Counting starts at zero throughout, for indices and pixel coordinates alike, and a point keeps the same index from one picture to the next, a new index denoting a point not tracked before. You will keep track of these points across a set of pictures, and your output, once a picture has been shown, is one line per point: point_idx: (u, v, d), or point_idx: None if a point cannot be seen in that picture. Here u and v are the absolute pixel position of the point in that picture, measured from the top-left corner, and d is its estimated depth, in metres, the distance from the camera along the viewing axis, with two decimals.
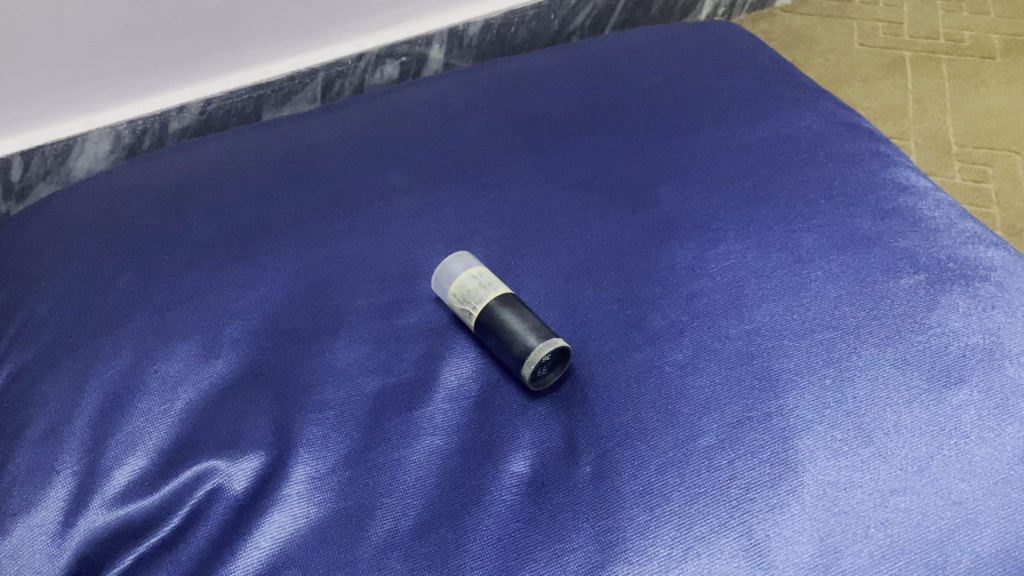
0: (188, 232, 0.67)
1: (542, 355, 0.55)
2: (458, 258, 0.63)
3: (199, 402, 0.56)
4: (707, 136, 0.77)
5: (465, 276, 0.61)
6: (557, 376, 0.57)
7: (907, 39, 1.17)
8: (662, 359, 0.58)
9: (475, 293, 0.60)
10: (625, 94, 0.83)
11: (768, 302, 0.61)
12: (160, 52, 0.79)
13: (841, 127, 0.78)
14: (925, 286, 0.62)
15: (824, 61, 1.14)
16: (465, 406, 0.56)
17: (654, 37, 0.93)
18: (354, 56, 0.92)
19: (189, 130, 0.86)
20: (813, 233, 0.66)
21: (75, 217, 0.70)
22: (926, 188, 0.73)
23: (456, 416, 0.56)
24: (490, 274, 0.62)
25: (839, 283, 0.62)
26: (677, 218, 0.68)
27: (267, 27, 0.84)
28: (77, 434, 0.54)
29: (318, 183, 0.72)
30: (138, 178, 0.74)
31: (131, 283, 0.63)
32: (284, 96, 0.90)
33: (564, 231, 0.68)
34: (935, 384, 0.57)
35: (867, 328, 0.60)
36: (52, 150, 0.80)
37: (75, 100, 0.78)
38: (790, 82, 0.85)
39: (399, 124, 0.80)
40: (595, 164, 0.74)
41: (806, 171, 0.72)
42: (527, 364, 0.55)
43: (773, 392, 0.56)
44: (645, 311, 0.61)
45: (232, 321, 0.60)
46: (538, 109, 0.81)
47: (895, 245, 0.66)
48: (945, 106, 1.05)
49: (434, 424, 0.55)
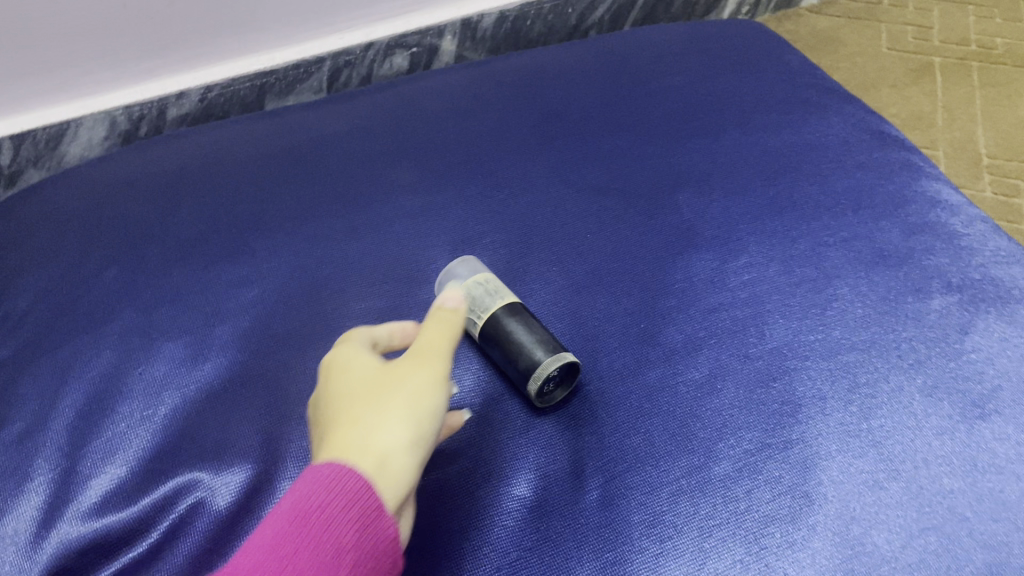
0: (182, 226, 0.64)
1: (551, 369, 0.51)
2: (464, 263, 0.60)
3: (184, 409, 0.53)
4: (729, 140, 0.73)
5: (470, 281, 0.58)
6: (559, 393, 0.54)
7: (937, 44, 1.12)
8: (676, 378, 0.55)
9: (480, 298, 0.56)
10: (643, 94, 0.79)
11: (790, 319, 0.58)
12: (160, 35, 0.76)
13: (870, 135, 0.74)
14: (959, 307, 0.59)
15: (851, 65, 1.10)
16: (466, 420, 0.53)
17: (677, 35, 0.90)
18: (362, 45, 0.88)
19: (188, 117, 0.83)
20: (839, 247, 0.63)
21: (63, 206, 0.67)
22: (958, 201, 0.69)
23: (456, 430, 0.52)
24: (497, 280, 0.59)
25: (867, 301, 0.59)
26: (696, 227, 0.65)
27: (273, 14, 0.80)
28: (54, 437, 0.51)
29: (319, 179, 0.69)
30: (132, 168, 0.71)
31: (118, 278, 0.60)
32: (288, 85, 0.87)
33: (576, 238, 0.64)
34: (966, 416, 0.53)
35: (896, 352, 0.56)
36: (44, 135, 0.76)
37: (69, 83, 0.75)
38: (818, 85, 0.81)
39: (408, 119, 0.77)
40: (610, 167, 0.71)
41: (833, 181, 0.69)
42: (532, 381, 0.52)
43: (794, 418, 0.52)
44: (659, 326, 0.58)
45: (223, 322, 0.57)
46: (552, 108, 0.77)
47: (927, 263, 0.62)
48: (976, 116, 1.01)
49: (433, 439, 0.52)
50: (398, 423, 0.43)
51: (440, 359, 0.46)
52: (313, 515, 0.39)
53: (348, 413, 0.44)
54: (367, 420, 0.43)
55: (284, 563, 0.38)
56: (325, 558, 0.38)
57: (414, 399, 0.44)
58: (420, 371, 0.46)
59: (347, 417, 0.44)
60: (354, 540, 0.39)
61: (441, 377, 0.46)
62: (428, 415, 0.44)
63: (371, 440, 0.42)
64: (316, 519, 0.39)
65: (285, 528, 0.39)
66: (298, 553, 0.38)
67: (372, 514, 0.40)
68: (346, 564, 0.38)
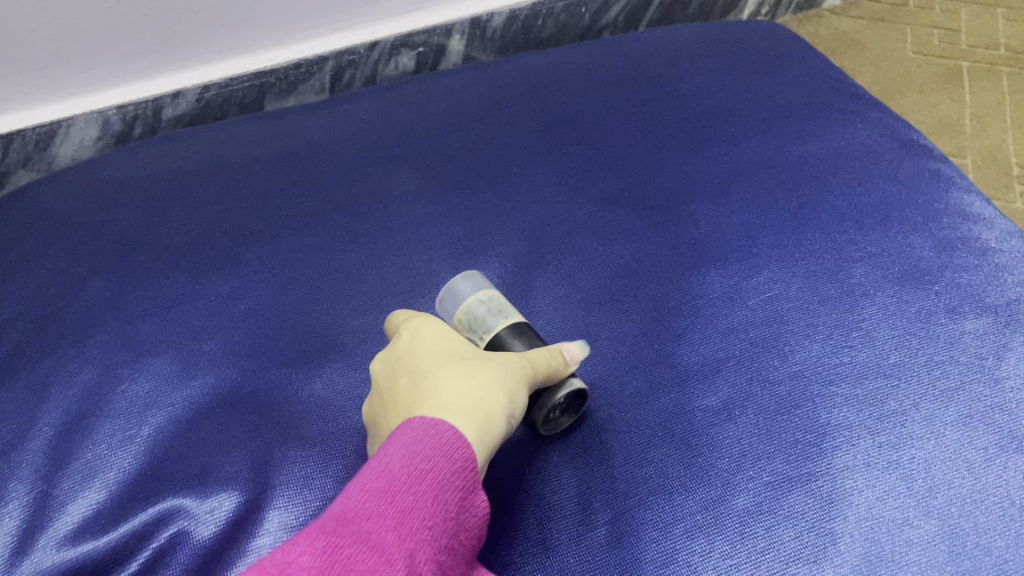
0: (172, 234, 0.62)
1: (556, 399, 0.48)
2: (466, 277, 0.56)
3: (169, 430, 0.50)
4: (748, 148, 0.70)
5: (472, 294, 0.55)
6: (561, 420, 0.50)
7: (965, 49, 1.06)
8: (692, 404, 0.51)
9: (482, 313, 0.53)
10: (658, 98, 0.76)
11: (813, 341, 0.54)
12: (154, 33, 0.73)
13: (898, 144, 0.71)
14: (993, 330, 0.55)
15: (875, 70, 1.04)
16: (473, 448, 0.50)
17: (694, 37, 0.86)
18: (366, 44, 0.85)
19: (184, 117, 0.80)
20: (865, 264, 0.59)
21: (49, 211, 0.64)
22: (991, 215, 0.65)
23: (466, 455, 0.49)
24: (501, 297, 0.55)
25: (895, 323, 0.55)
26: (714, 242, 0.61)
27: (272, 10, 0.77)
28: (30, 458, 0.49)
29: (318, 184, 0.67)
30: (125, 172, 0.68)
31: (104, 289, 0.58)
32: (289, 85, 0.84)
33: (587, 250, 0.61)
34: (1002, 450, 0.50)
35: (926, 378, 0.52)
36: (34, 135, 0.74)
37: (61, 82, 0.73)
38: (842, 91, 0.78)
39: (413, 124, 0.73)
40: (623, 175, 0.67)
41: (859, 193, 0.65)
42: (539, 409, 0.48)
43: (820, 449, 0.49)
44: (674, 347, 0.54)
45: (213, 337, 0.55)
46: (562, 112, 0.74)
47: (960, 281, 0.58)
48: (1006, 125, 0.96)
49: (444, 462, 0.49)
50: (505, 401, 0.44)
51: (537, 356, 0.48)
52: (426, 475, 0.38)
53: (455, 376, 0.44)
54: (475, 387, 0.44)
55: (399, 517, 0.36)
56: (435, 519, 0.37)
57: (521, 389, 0.45)
58: (536, 369, 0.47)
59: (450, 376, 0.44)
60: (455, 511, 0.38)
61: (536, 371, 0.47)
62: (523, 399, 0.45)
63: (477, 407, 0.43)
64: (430, 480, 0.38)
65: (401, 480, 0.37)
66: (412, 508, 0.36)
67: (470, 488, 0.39)
68: (447, 532, 0.37)
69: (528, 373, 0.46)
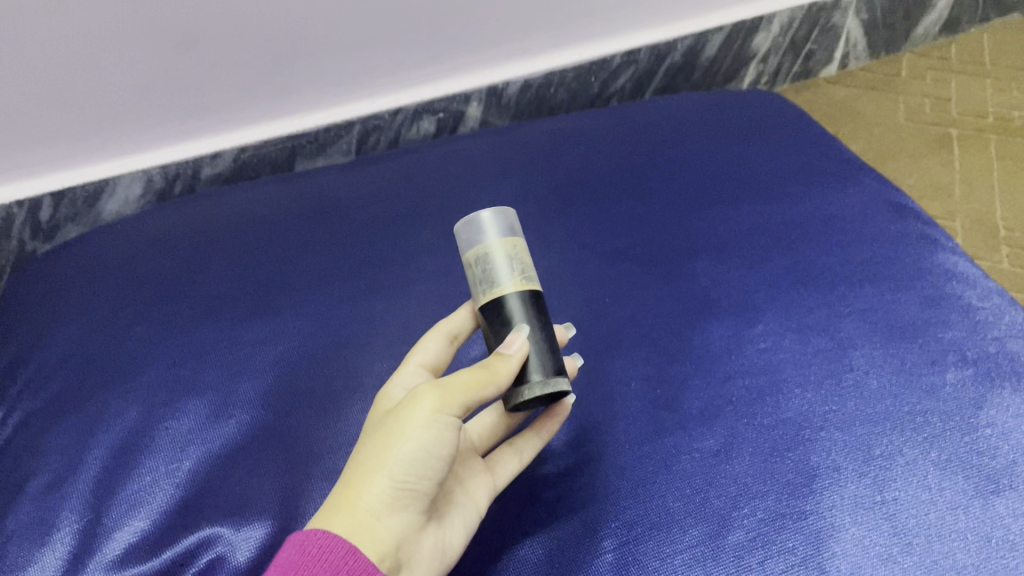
0: (209, 284, 0.67)
1: (522, 398, 0.47)
2: (490, 228, 0.53)
3: (208, 463, 0.54)
4: (746, 209, 0.75)
5: (467, 259, 0.53)
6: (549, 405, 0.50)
7: (955, 116, 1.08)
8: (692, 445, 0.55)
9: (472, 291, 0.52)
10: (663, 162, 0.81)
11: (805, 389, 0.58)
12: (196, 100, 0.80)
13: (887, 207, 0.75)
14: (974, 382, 0.59)
15: (869, 134, 1.08)
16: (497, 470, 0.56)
17: (698, 106, 0.92)
18: (390, 111, 0.91)
19: (221, 177, 0.87)
20: (855, 318, 0.64)
21: (97, 262, 0.70)
22: (975, 275, 0.69)
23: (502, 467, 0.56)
24: (498, 253, 0.51)
25: (882, 374, 0.60)
26: (713, 296, 0.66)
27: (305, 80, 0.84)
28: (80, 490, 0.53)
29: (345, 239, 0.72)
30: (166, 225, 0.74)
31: (148, 334, 0.63)
32: (318, 147, 0.90)
33: (595, 303, 0.66)
34: (980, 491, 0.53)
35: (910, 425, 0.56)
36: (83, 192, 0.82)
37: (109, 142, 0.80)
38: (837, 156, 0.82)
39: (433, 184, 0.79)
40: (629, 233, 0.72)
41: (849, 251, 0.70)
42: (514, 395, 0.48)
43: (810, 489, 0.53)
44: (676, 393, 0.59)
45: (249, 379, 0.59)
46: (573, 174, 0.79)
47: (942, 336, 0.62)
48: (994, 186, 0.98)
49: None
50: (373, 480, 0.43)
51: (428, 403, 0.43)
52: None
53: (352, 462, 0.45)
54: (352, 475, 0.44)
55: None
56: None
57: (396, 455, 0.43)
58: (409, 422, 0.43)
59: (352, 461, 0.45)
60: None
61: (427, 424, 0.43)
62: (408, 462, 0.43)
63: (347, 499, 0.43)
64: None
65: None
66: None
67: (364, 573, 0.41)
68: None
69: (398, 435, 0.43)
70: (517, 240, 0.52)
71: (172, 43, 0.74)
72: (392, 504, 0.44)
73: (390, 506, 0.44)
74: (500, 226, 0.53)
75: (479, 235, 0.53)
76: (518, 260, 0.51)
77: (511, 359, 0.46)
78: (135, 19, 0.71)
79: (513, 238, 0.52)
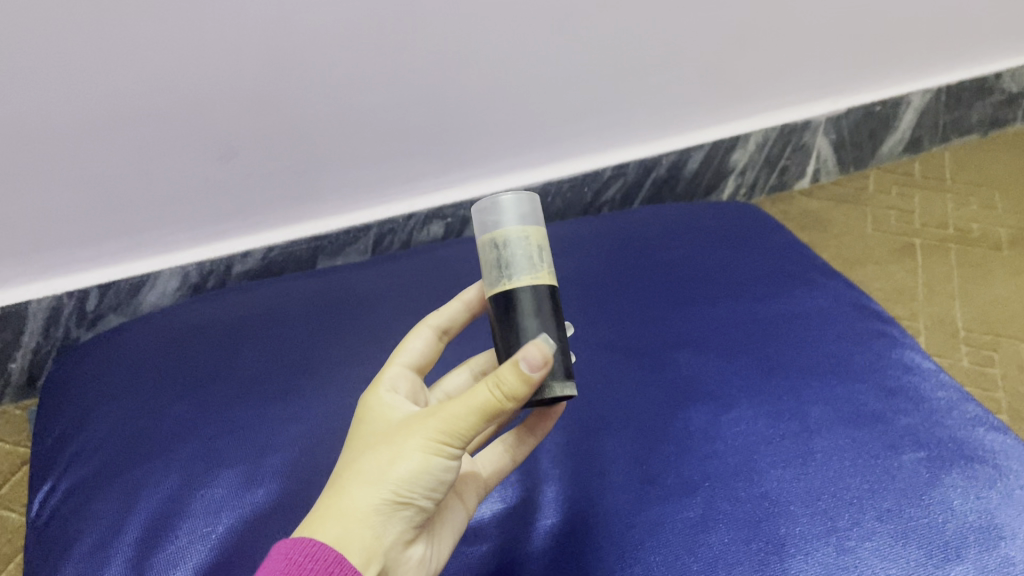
0: (240, 368, 0.75)
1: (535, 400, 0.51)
2: (513, 215, 0.55)
3: (238, 527, 0.60)
4: (722, 308, 0.83)
5: (487, 240, 0.55)
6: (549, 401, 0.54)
7: (918, 227, 1.18)
8: (673, 516, 0.62)
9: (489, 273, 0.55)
10: (649, 265, 0.90)
11: (776, 468, 0.65)
12: (231, 204, 0.90)
13: (852, 307, 0.83)
14: (926, 464, 0.66)
15: (839, 243, 1.17)
16: (491, 529, 0.62)
17: (681, 215, 1.01)
18: (404, 215, 1.00)
19: (250, 273, 0.96)
20: (821, 405, 0.71)
21: (137, 348, 0.77)
22: (931, 369, 0.77)
23: (496, 525, 0.63)
24: (521, 245, 0.54)
25: (844, 457, 0.66)
26: (693, 384, 0.73)
27: (327, 188, 0.93)
28: (122, 551, 0.59)
29: (361, 330, 0.79)
30: (199, 315, 0.82)
31: (184, 412, 0.70)
32: (338, 248, 0.98)
33: (587, 389, 0.73)
34: (932, 561, 0.59)
35: (868, 501, 0.63)
36: (126, 286, 0.91)
37: (151, 240, 0.89)
38: (806, 262, 0.91)
39: (441, 282, 0.87)
40: (617, 328, 0.80)
41: (815, 347, 0.78)
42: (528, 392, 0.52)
43: (780, 556, 0.59)
44: (659, 470, 0.65)
45: (274, 454, 0.66)
46: (568, 274, 0.88)
47: (897, 423, 0.70)
48: (954, 292, 1.06)
49: (485, 536, 0.62)
50: (371, 491, 0.47)
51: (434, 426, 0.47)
52: None
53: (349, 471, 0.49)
54: (349, 483, 0.48)
55: None
56: None
57: (396, 471, 0.47)
58: (414, 442, 0.48)
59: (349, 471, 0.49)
60: None
61: (428, 447, 0.48)
62: (406, 478, 0.47)
63: (343, 507, 0.47)
64: None
65: None
66: None
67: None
68: None
69: (402, 454, 0.48)
70: (540, 229, 0.55)
71: (216, 156, 0.84)
72: (386, 515, 0.48)
73: (388, 518, 0.48)
74: (524, 212, 0.56)
75: (502, 218, 0.55)
76: (539, 251, 0.54)
77: (529, 379, 0.46)
78: (184, 134, 0.81)
79: (533, 226, 0.55)
